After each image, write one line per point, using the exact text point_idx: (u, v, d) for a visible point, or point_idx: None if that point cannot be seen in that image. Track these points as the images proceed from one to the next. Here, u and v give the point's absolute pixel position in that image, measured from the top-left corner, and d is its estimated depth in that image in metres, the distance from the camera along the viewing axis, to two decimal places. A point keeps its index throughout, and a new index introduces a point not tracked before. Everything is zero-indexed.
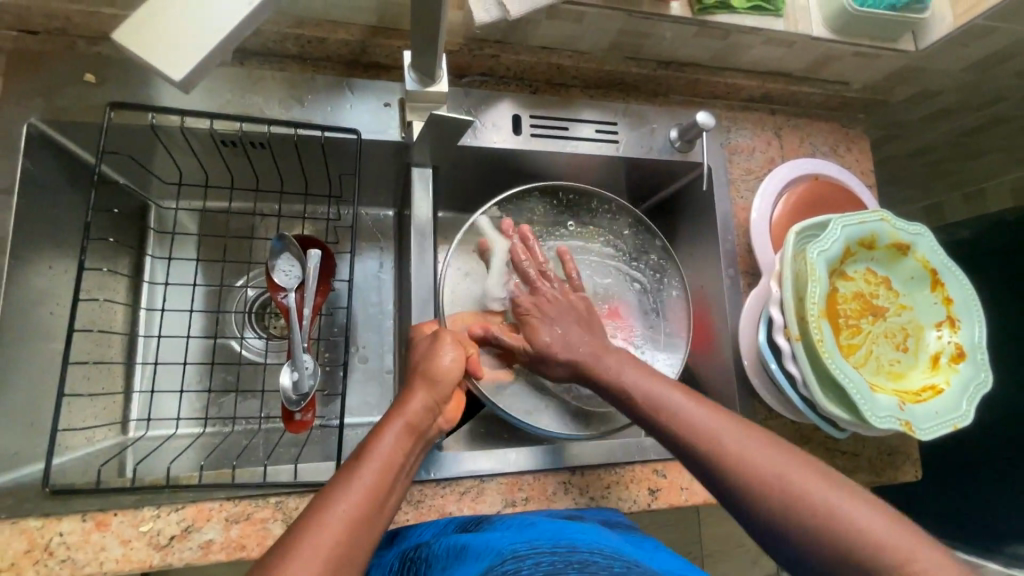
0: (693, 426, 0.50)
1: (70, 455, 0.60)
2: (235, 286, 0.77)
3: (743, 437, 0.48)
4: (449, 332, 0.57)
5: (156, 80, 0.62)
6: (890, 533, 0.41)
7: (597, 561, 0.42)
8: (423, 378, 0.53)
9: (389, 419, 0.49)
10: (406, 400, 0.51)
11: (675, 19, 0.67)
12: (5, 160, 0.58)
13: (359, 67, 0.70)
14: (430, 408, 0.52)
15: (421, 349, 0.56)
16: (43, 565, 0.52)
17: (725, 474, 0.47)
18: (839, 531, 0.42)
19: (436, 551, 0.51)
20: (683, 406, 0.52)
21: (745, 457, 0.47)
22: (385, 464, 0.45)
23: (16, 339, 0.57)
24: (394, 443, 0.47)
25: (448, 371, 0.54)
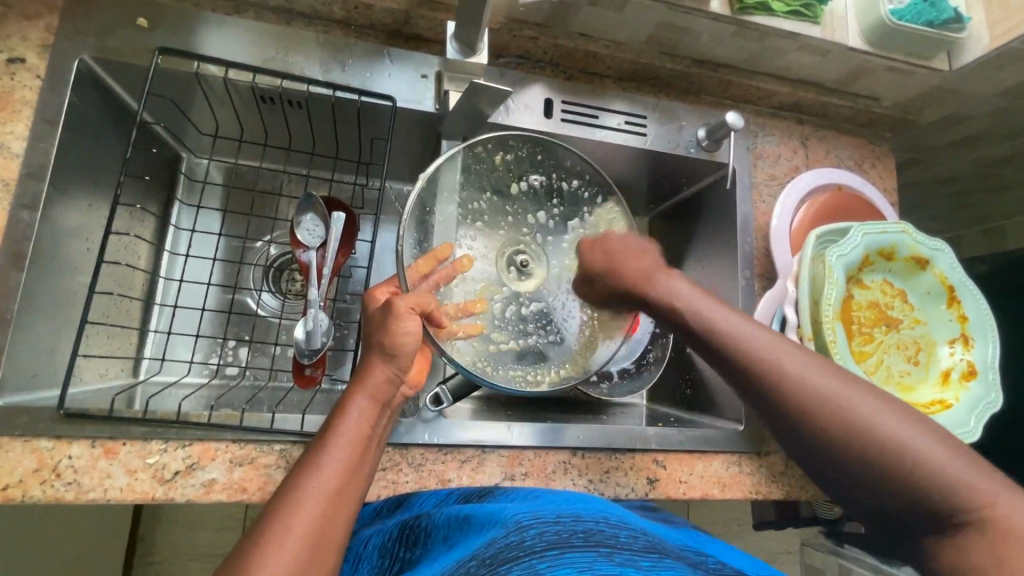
0: (768, 364, 0.49)
1: (84, 388, 0.62)
2: (258, 243, 0.78)
3: (836, 389, 0.46)
4: (403, 299, 0.52)
5: (206, 31, 0.64)
6: (974, 479, 0.41)
7: (603, 530, 0.43)
8: (377, 350, 0.50)
9: (349, 394, 0.48)
10: (366, 373, 0.50)
11: (714, 16, 0.68)
12: (54, 92, 0.59)
13: (401, 38, 0.72)
14: (392, 380, 0.50)
15: (379, 318, 0.52)
16: (50, 485, 0.53)
17: (806, 431, 0.46)
18: (923, 474, 0.42)
19: (439, 521, 0.51)
20: (791, 363, 0.48)
21: (857, 414, 0.45)
22: (351, 438, 0.46)
23: (45, 267, 0.59)
24: (359, 421, 0.47)
25: (405, 344, 0.51)
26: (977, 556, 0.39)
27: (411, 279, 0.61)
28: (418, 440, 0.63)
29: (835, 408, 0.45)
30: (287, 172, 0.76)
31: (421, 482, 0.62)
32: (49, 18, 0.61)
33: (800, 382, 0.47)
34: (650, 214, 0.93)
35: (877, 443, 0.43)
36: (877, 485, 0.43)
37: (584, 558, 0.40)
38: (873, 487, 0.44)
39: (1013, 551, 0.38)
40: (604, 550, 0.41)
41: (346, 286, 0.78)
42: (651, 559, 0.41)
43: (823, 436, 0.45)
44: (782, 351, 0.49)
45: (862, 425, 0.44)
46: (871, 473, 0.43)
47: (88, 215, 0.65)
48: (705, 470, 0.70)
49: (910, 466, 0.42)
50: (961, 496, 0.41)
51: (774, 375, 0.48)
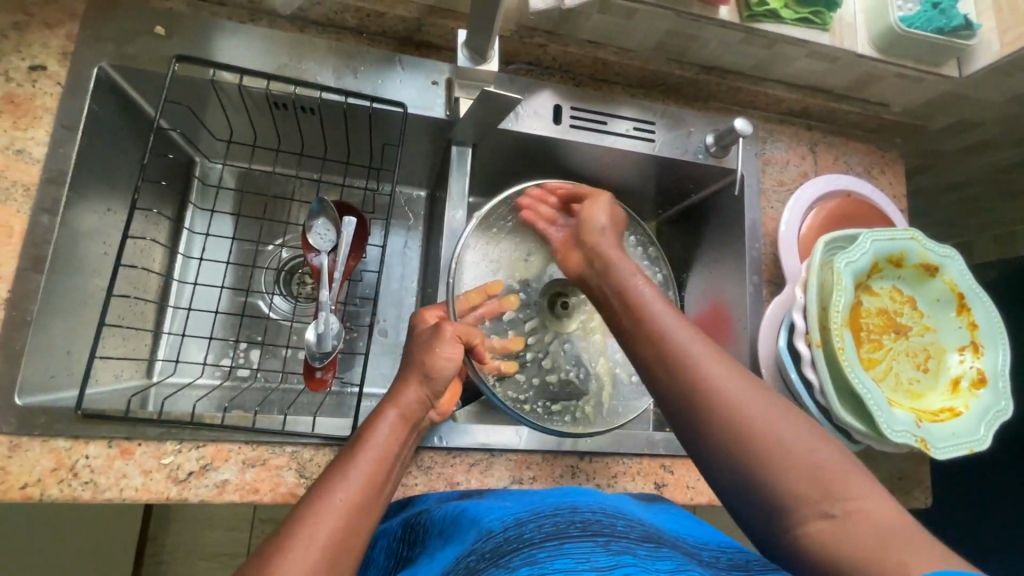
0: (678, 354, 0.47)
1: (100, 389, 0.63)
2: (270, 247, 0.79)
3: (723, 371, 0.46)
4: (449, 325, 0.59)
5: (221, 40, 0.65)
6: (841, 466, 0.41)
7: (600, 520, 0.44)
8: (416, 369, 0.55)
9: (383, 409, 0.52)
10: (400, 391, 0.54)
11: (723, 23, 0.68)
12: (74, 100, 0.61)
13: (412, 46, 0.73)
14: (424, 398, 0.55)
15: (423, 339, 0.59)
16: (67, 484, 0.54)
17: (707, 424, 0.44)
18: (794, 459, 0.41)
19: (435, 517, 0.53)
20: (685, 340, 0.48)
21: (742, 397, 0.44)
22: (377, 453, 0.48)
23: (65, 270, 0.60)
24: (387, 435, 0.50)
25: (443, 367, 0.56)
26: (849, 542, 0.38)
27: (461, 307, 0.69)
28: (427, 444, 0.63)
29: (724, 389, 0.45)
30: (299, 177, 0.78)
31: (429, 485, 0.63)
32: (69, 26, 0.62)
33: (694, 361, 0.47)
34: (657, 219, 0.94)
35: (756, 425, 0.43)
36: (750, 469, 0.42)
37: (583, 548, 0.40)
38: (749, 471, 0.42)
39: (879, 538, 0.37)
40: (601, 540, 0.41)
41: (356, 289, 0.78)
42: (647, 547, 0.42)
43: (711, 416, 0.44)
44: (694, 342, 0.48)
45: (744, 411, 0.43)
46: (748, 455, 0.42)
47: (105, 219, 0.66)
48: None
49: (785, 450, 0.41)
50: (829, 482, 0.40)
51: (668, 354, 0.48)
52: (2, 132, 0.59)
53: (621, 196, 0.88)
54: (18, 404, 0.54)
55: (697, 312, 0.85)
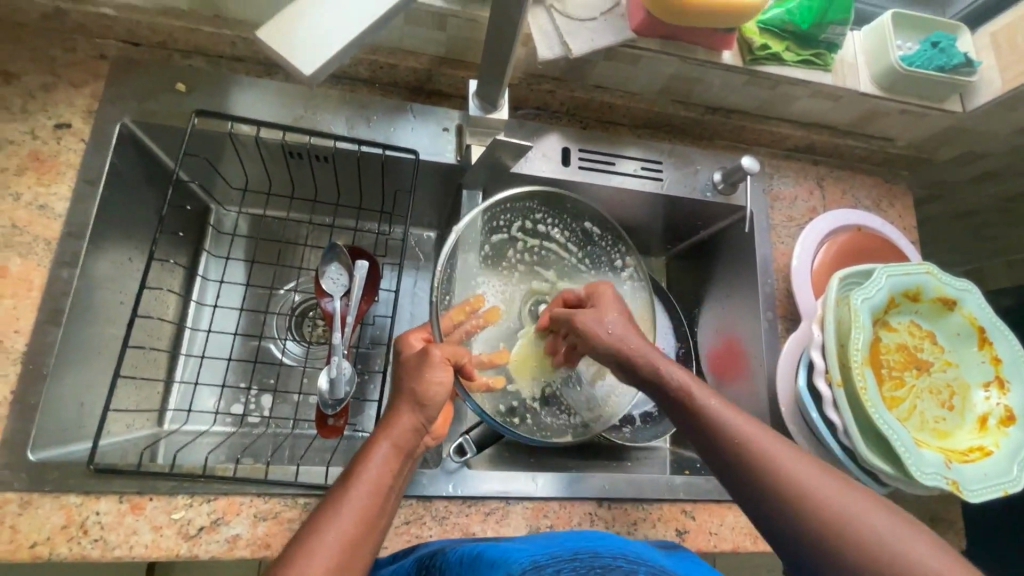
0: (738, 451, 0.50)
1: (112, 440, 0.62)
2: (282, 291, 0.80)
3: (811, 477, 0.47)
4: (438, 349, 0.54)
5: (238, 94, 0.68)
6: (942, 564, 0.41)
7: (621, 566, 0.43)
8: (407, 398, 0.51)
9: (375, 441, 0.49)
10: (392, 420, 0.50)
11: (727, 67, 0.70)
12: (96, 155, 0.62)
13: (423, 94, 0.75)
14: (417, 427, 0.51)
15: (410, 364, 0.54)
16: (76, 543, 0.52)
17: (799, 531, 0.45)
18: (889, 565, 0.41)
19: (451, 559, 0.50)
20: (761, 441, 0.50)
21: (832, 503, 0.45)
22: (373, 486, 0.46)
23: (81, 322, 0.61)
24: (381, 466, 0.47)
25: (437, 393, 0.52)
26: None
27: (445, 327, 0.62)
28: (441, 492, 0.62)
29: (799, 487, 0.46)
30: (312, 223, 0.79)
31: (444, 536, 0.61)
32: (94, 85, 0.65)
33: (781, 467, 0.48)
34: (665, 255, 0.94)
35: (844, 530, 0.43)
36: (847, 573, 0.43)
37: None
38: (818, 560, 0.44)
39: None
40: None
41: (368, 333, 0.78)
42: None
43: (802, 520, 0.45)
44: (746, 430, 0.51)
45: (825, 510, 0.45)
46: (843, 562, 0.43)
47: (123, 270, 0.67)
48: (736, 521, 0.68)
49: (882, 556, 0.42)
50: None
51: (733, 451, 0.50)
52: (26, 188, 0.60)
53: (630, 234, 0.88)
54: (31, 459, 0.54)
55: (712, 347, 0.84)
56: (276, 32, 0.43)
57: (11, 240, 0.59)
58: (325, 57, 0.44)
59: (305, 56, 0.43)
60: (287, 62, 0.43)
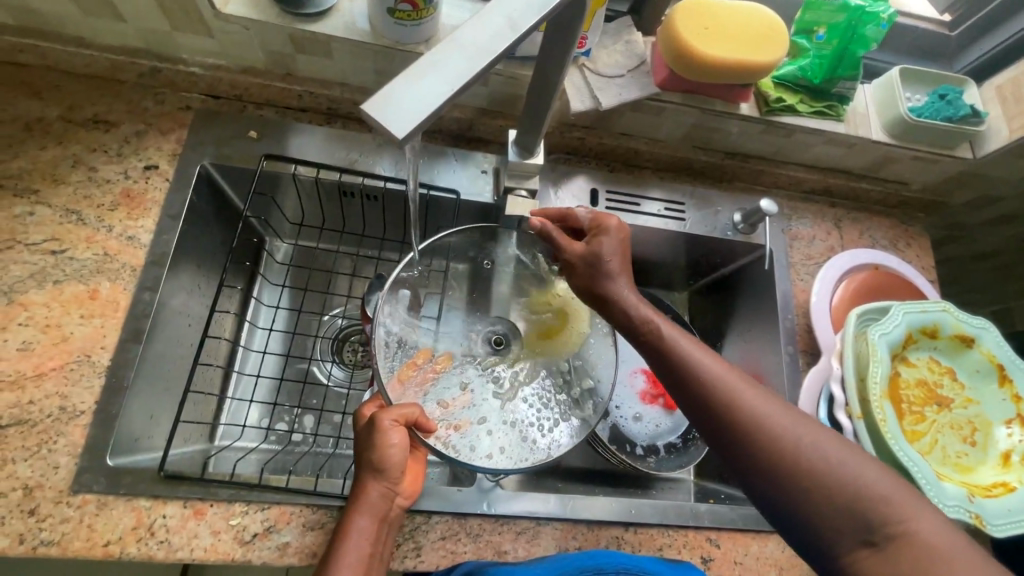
0: (738, 409, 0.50)
1: (175, 451, 0.68)
2: (328, 317, 0.86)
3: (777, 413, 0.49)
4: (386, 414, 0.57)
5: (302, 140, 0.76)
6: (897, 496, 0.44)
7: None
8: (367, 468, 0.57)
9: (350, 517, 0.55)
10: (361, 492, 0.56)
11: (745, 117, 0.76)
12: (179, 192, 0.71)
13: (464, 140, 0.83)
14: (383, 492, 0.57)
15: (366, 435, 0.58)
16: (144, 543, 0.57)
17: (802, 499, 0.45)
18: (846, 494, 0.44)
19: None
20: (732, 381, 0.51)
21: (795, 439, 0.47)
22: (354, 559, 0.53)
23: (156, 341, 0.67)
24: (358, 543, 0.54)
25: (394, 459, 0.57)
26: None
27: (394, 389, 0.64)
28: (476, 510, 0.65)
29: (808, 455, 0.46)
30: (359, 255, 0.86)
31: (478, 553, 0.64)
32: (179, 132, 0.74)
33: (751, 406, 0.50)
34: (688, 290, 0.98)
35: (808, 464, 0.46)
36: (847, 543, 0.44)
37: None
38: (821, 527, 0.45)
39: (927, 560, 0.41)
40: None
41: None
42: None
43: (768, 456, 0.47)
44: (748, 388, 0.51)
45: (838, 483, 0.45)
46: (803, 494, 0.45)
47: (192, 295, 0.74)
48: (761, 551, 0.70)
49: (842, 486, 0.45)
50: (879, 512, 0.43)
51: (736, 409, 0.50)
52: (117, 222, 0.68)
53: (654, 270, 0.93)
54: (109, 464, 0.59)
55: None
56: (385, 97, 0.37)
57: (103, 267, 0.66)
58: (421, 117, 0.37)
59: (398, 118, 0.37)
60: (380, 126, 0.36)
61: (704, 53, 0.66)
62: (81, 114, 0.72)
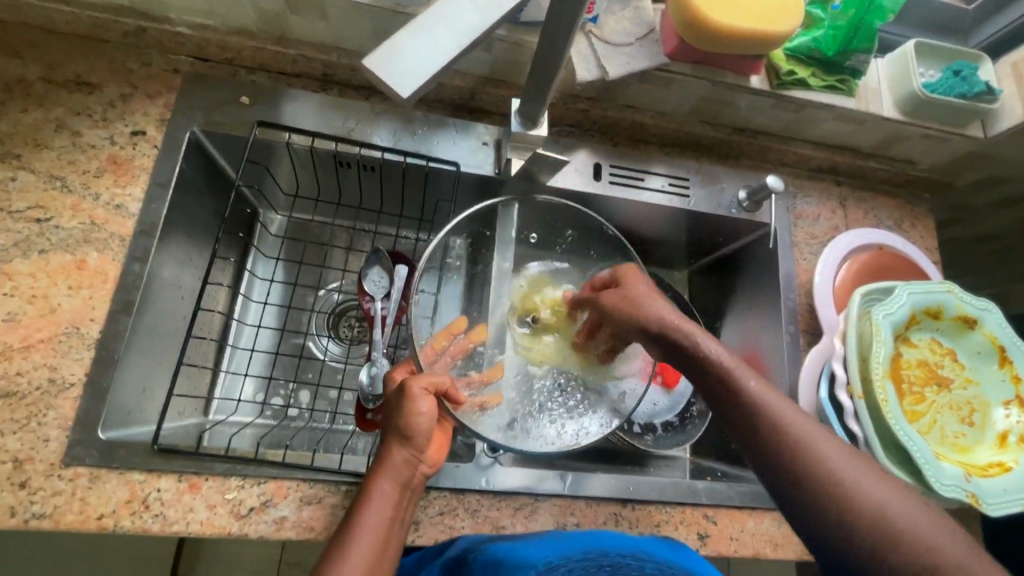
0: (781, 438, 0.47)
1: (169, 425, 0.67)
2: (325, 291, 0.85)
3: (824, 444, 0.46)
4: (415, 381, 0.57)
5: (296, 106, 0.73)
6: (953, 542, 0.41)
7: (629, 563, 0.52)
8: (393, 432, 0.56)
9: (373, 479, 0.54)
10: (385, 457, 0.55)
11: (755, 90, 0.74)
12: (168, 159, 0.68)
13: (464, 110, 0.80)
14: (408, 458, 0.56)
15: (393, 400, 0.58)
16: (139, 516, 0.57)
17: (854, 540, 0.43)
18: (899, 540, 0.41)
19: (478, 560, 0.55)
20: (759, 392, 0.50)
21: (844, 475, 0.44)
22: (376, 523, 0.52)
23: (147, 313, 0.66)
24: (380, 505, 0.53)
25: (422, 426, 0.56)
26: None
27: (427, 357, 0.66)
28: (474, 485, 0.65)
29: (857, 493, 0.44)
30: (356, 228, 0.84)
31: (476, 528, 0.64)
32: (167, 97, 0.71)
33: (778, 421, 0.48)
34: (688, 269, 0.97)
35: (853, 499, 0.43)
36: None
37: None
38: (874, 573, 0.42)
39: None
40: None
41: (404, 333, 0.82)
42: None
43: (792, 474, 0.46)
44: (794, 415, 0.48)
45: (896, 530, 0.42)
46: (852, 534, 0.43)
47: (184, 266, 0.72)
48: (757, 527, 0.70)
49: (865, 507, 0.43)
50: (934, 561, 0.41)
51: (782, 439, 0.47)
52: (104, 189, 0.66)
53: (656, 247, 0.91)
54: (102, 438, 0.58)
55: None
56: (388, 52, 0.38)
57: (90, 236, 0.64)
58: (421, 77, 0.38)
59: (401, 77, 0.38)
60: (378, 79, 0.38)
61: (718, 23, 0.63)
62: (63, 75, 0.69)
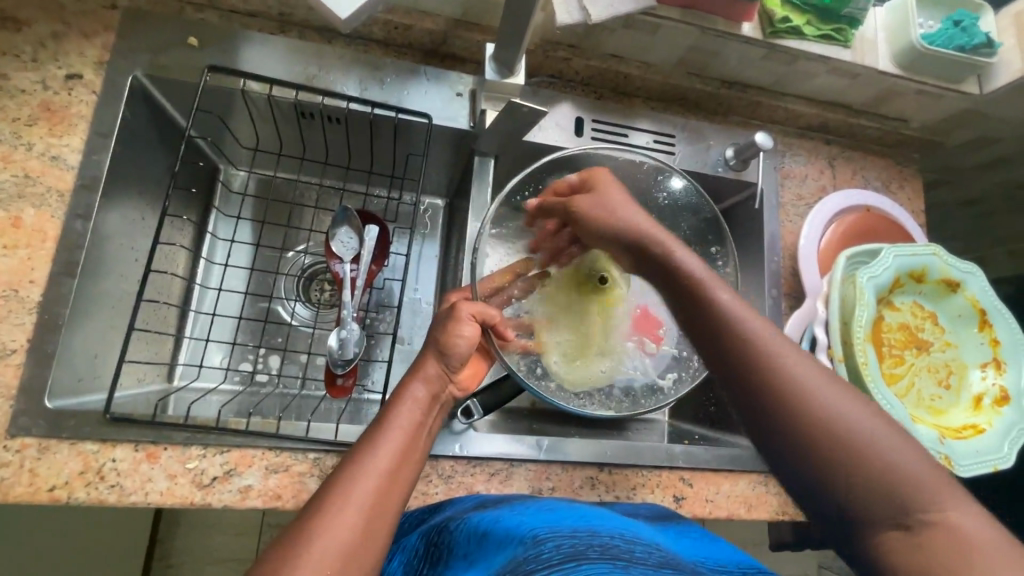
0: (713, 314, 0.47)
1: (126, 392, 0.64)
2: (292, 253, 0.80)
3: (756, 325, 0.45)
4: (465, 305, 0.60)
5: (251, 49, 0.67)
6: (869, 419, 0.40)
7: (619, 545, 0.45)
8: (433, 345, 0.57)
9: (406, 384, 0.53)
10: (419, 367, 0.56)
11: (746, 39, 0.69)
12: (108, 107, 0.62)
13: (437, 57, 0.74)
14: (443, 370, 0.56)
15: (443, 318, 0.59)
16: (94, 487, 0.54)
17: (768, 410, 0.42)
18: (812, 411, 0.40)
19: (458, 536, 0.52)
20: (729, 306, 0.47)
21: (769, 351, 0.43)
22: (405, 425, 0.50)
23: (95, 275, 0.61)
24: (410, 410, 0.51)
25: (465, 344, 0.57)
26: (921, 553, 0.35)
27: (483, 288, 0.65)
28: (448, 452, 0.64)
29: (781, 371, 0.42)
30: (323, 185, 0.79)
31: (450, 494, 0.63)
32: (105, 37, 0.64)
33: (745, 332, 0.45)
34: None
35: (771, 374, 0.42)
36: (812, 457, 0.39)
37: (601, 571, 0.41)
38: (784, 440, 0.41)
39: (891, 484, 0.37)
40: (619, 564, 0.43)
41: (376, 297, 0.78)
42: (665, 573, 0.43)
43: (757, 383, 0.43)
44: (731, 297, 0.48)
45: (808, 398, 0.41)
46: (772, 406, 0.42)
47: (134, 226, 0.67)
48: (732, 489, 0.70)
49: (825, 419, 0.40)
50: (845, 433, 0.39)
51: (715, 318, 0.47)
52: (38, 139, 0.60)
53: None
54: (49, 407, 0.55)
55: None
56: None
57: (25, 190, 0.59)
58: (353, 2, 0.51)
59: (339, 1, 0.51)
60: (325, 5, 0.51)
61: None
62: None
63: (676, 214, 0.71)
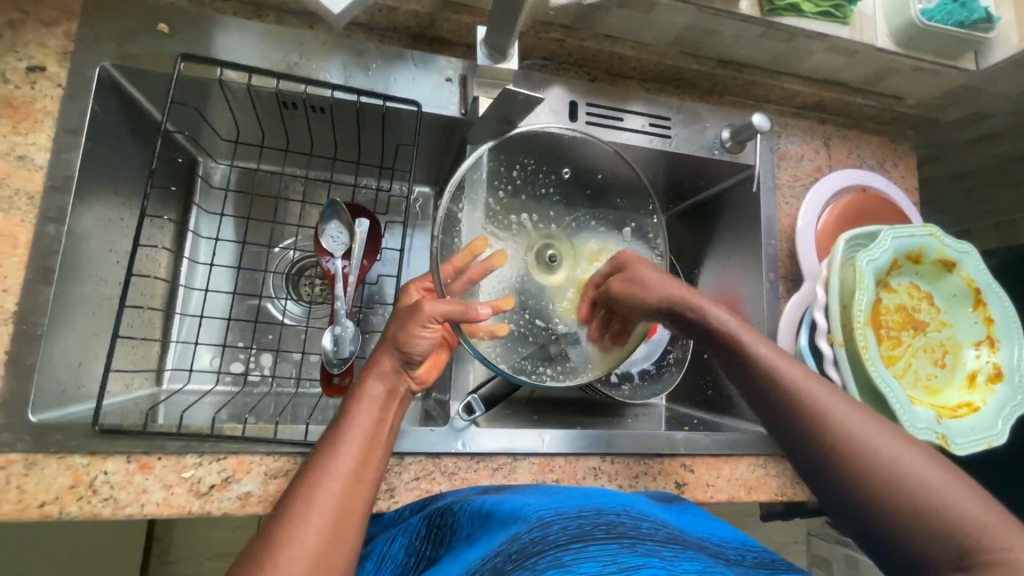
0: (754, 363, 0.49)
1: (114, 400, 0.61)
2: (280, 248, 0.78)
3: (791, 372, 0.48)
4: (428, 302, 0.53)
5: (226, 36, 0.63)
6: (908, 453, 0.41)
7: (625, 521, 0.45)
8: (391, 341, 0.53)
9: (363, 381, 0.51)
10: (376, 359, 0.53)
11: (743, 17, 0.67)
12: (76, 101, 0.58)
13: (424, 41, 0.71)
14: (400, 366, 0.53)
15: (400, 317, 0.54)
16: (86, 501, 0.52)
17: (826, 459, 0.43)
18: (861, 453, 0.42)
19: (462, 517, 0.52)
20: (768, 359, 0.49)
21: (822, 401, 0.45)
22: (366, 424, 0.48)
23: (72, 280, 0.58)
24: (367, 409, 0.49)
25: (425, 347, 0.53)
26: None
27: (452, 285, 0.57)
28: (450, 449, 0.63)
29: (827, 418, 0.44)
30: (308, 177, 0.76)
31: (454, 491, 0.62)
32: (68, 24, 0.60)
33: (785, 379, 0.47)
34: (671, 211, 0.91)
35: (826, 421, 0.44)
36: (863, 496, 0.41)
37: (607, 550, 0.41)
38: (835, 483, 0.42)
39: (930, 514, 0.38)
40: (627, 541, 0.42)
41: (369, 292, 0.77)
42: (673, 548, 0.43)
43: (810, 431, 0.44)
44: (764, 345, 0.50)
45: (857, 442, 0.42)
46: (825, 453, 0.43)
47: (112, 227, 0.64)
48: (733, 473, 0.71)
49: (858, 454, 0.42)
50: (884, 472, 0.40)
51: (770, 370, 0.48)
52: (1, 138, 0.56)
53: None
54: (32, 421, 0.53)
55: None
56: None
57: None
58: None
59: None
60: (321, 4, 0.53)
61: None
62: None
63: (614, 190, 0.68)
